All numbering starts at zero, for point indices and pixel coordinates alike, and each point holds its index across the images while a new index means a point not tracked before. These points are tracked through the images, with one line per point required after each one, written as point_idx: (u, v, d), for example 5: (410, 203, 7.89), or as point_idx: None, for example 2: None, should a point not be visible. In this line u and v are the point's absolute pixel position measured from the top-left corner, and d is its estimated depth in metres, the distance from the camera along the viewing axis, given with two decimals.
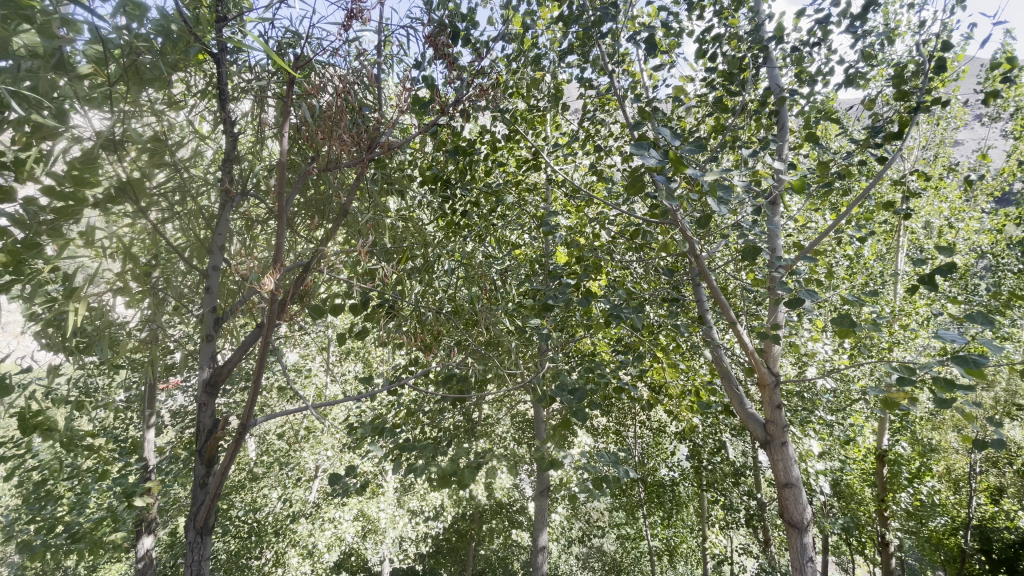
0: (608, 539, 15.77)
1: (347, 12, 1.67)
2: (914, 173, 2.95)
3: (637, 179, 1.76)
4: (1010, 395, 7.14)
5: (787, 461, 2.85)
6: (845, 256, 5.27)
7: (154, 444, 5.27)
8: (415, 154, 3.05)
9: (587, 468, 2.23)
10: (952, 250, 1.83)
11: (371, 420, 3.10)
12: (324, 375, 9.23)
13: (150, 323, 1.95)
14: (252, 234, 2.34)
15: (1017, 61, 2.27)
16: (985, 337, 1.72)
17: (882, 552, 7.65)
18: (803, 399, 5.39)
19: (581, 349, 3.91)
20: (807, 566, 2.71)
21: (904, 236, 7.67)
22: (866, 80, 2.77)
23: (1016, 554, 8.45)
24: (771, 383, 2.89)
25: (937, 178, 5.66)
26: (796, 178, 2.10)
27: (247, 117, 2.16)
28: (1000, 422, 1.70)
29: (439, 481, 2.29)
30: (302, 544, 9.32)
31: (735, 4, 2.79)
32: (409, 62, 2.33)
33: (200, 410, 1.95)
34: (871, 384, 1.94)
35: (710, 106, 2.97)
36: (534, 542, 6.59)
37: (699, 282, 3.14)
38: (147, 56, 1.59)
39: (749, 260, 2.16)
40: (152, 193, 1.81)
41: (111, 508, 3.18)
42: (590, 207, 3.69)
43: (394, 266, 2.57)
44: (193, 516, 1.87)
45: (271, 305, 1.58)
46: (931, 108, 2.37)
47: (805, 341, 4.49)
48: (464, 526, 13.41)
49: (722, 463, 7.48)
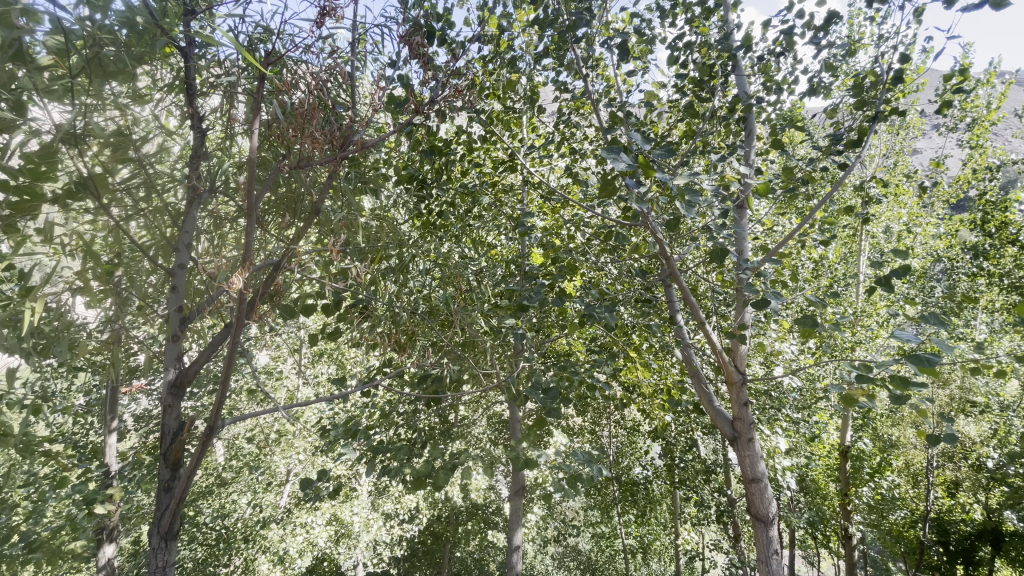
0: (583, 540, 15.86)
1: (319, 9, 1.65)
2: (874, 179, 3.07)
3: (609, 182, 1.78)
4: (963, 392, 7.50)
5: (754, 457, 2.92)
6: (809, 260, 5.54)
7: (116, 450, 5.01)
8: (390, 153, 3.03)
9: (561, 468, 2.21)
10: (907, 254, 1.91)
11: (345, 423, 3.05)
12: (296, 378, 9.08)
13: (111, 323, 1.87)
14: (221, 234, 2.29)
15: (970, 74, 2.38)
16: (938, 337, 1.79)
17: (844, 544, 7.90)
18: (770, 398, 5.57)
19: (557, 350, 3.92)
20: (773, 558, 2.80)
21: (866, 241, 7.96)
22: (828, 90, 2.89)
23: (971, 545, 8.72)
24: (738, 382, 2.97)
25: (896, 184, 5.88)
26: (761, 182, 2.20)
27: (216, 112, 2.10)
28: (954, 418, 1.77)
29: (413, 483, 2.28)
30: (273, 550, 9.07)
31: (705, 13, 2.87)
32: (384, 60, 2.32)
33: (165, 413, 1.89)
34: (830, 384, 2.03)
35: (681, 112, 3.04)
36: (509, 542, 6.62)
37: (671, 284, 3.20)
38: (111, 48, 1.55)
39: (717, 261, 2.21)
40: (115, 189, 1.76)
41: (71, 516, 3.05)
42: (566, 209, 3.72)
43: (368, 266, 2.53)
44: (157, 522, 1.81)
45: (240, 304, 1.54)
46: (889, 118, 2.48)
47: (771, 341, 4.63)
48: (439, 528, 13.34)
49: (694, 461, 7.61)
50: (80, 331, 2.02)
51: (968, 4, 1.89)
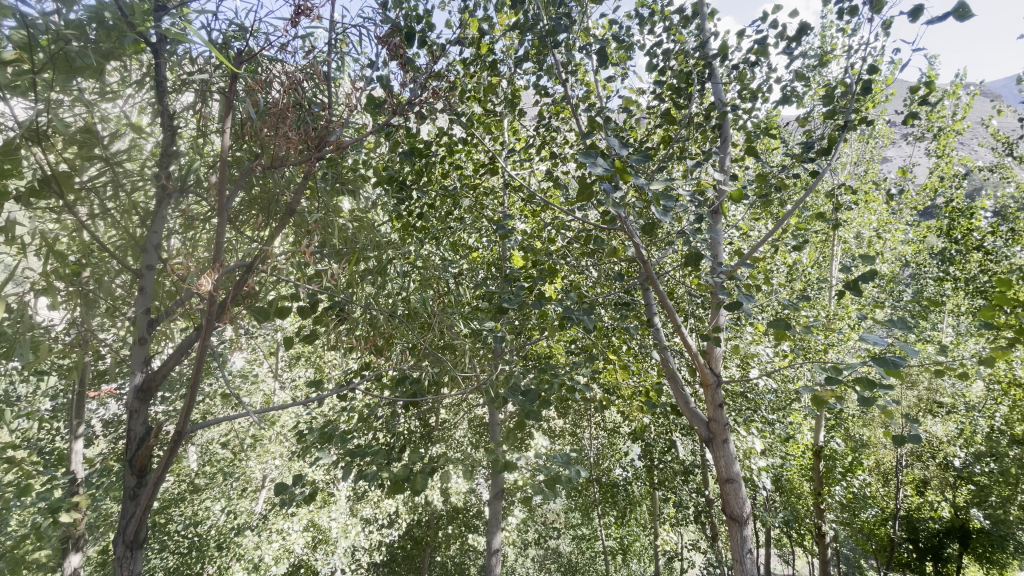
0: (564, 542, 15.89)
1: (293, 8, 1.64)
2: (844, 186, 3.15)
3: (586, 187, 1.80)
4: (931, 393, 7.75)
5: (729, 458, 2.97)
6: (783, 265, 5.68)
7: (83, 457, 4.82)
8: (370, 154, 3.00)
9: (540, 470, 2.17)
10: (874, 261, 1.95)
11: (322, 426, 2.99)
12: (273, 382, 8.95)
13: (77, 324, 1.82)
14: (193, 234, 2.23)
15: (935, 86, 2.46)
16: (905, 340, 1.82)
17: (819, 543, 8.06)
18: (746, 400, 5.67)
19: (537, 353, 3.92)
20: (747, 557, 2.84)
21: (839, 246, 8.18)
22: (800, 99, 2.96)
23: (940, 542, 9.37)
24: (713, 383, 3.01)
25: (866, 191, 6.05)
26: (735, 187, 2.24)
27: (188, 110, 2.05)
28: (918, 418, 1.79)
29: (391, 488, 2.23)
30: (248, 558, 8.81)
31: (683, 22, 2.92)
32: (362, 60, 2.29)
33: (132, 418, 1.84)
34: (800, 385, 2.07)
35: (659, 118, 3.08)
36: (489, 545, 6.58)
37: (649, 287, 3.24)
38: (77, 44, 1.50)
39: (691, 264, 2.28)
40: (82, 188, 1.72)
41: (35, 524, 2.92)
42: (546, 213, 3.74)
43: (345, 268, 2.49)
44: (122, 530, 1.75)
45: (210, 306, 1.51)
46: (858, 127, 2.55)
47: (747, 344, 4.72)
48: (419, 533, 13.25)
49: (673, 462, 7.69)
50: (43, 333, 1.96)
51: (933, 17, 1.97)
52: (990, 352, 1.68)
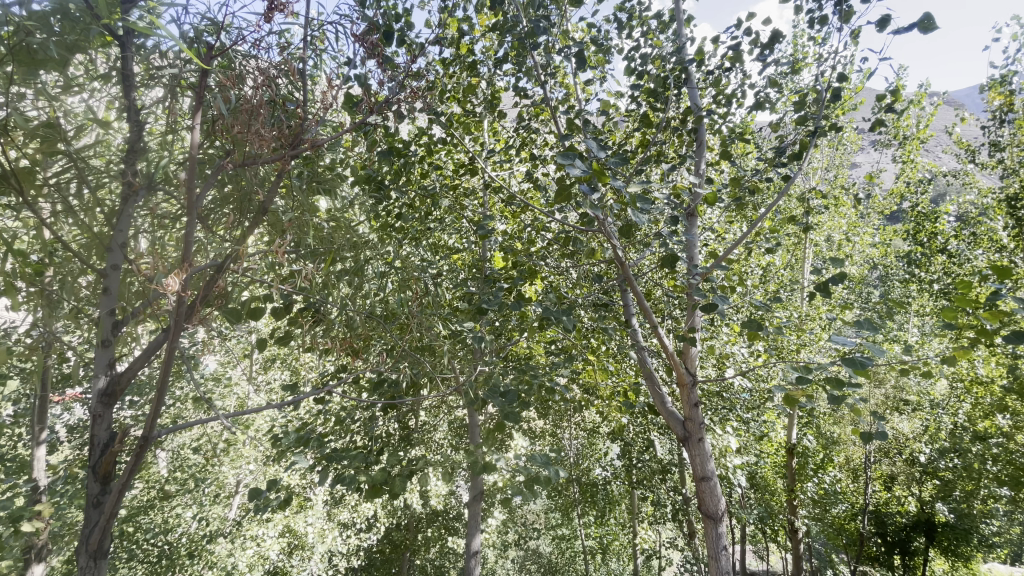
0: (544, 541, 15.85)
1: (267, 4, 1.61)
2: (815, 189, 3.23)
3: (564, 188, 1.81)
4: (897, 391, 7.99)
5: (704, 456, 3.01)
6: (757, 266, 5.80)
7: (46, 463, 4.62)
8: (347, 154, 2.96)
9: (519, 470, 2.14)
10: (844, 263, 2.00)
11: (298, 429, 2.92)
12: (247, 385, 8.80)
13: (38, 326, 1.75)
14: (162, 234, 2.16)
15: (901, 94, 2.53)
16: (873, 340, 1.86)
17: (792, 538, 8.24)
18: (721, 399, 5.79)
19: (517, 353, 3.92)
20: (721, 553, 2.88)
21: (810, 248, 8.42)
22: (773, 105, 3.03)
23: (907, 536, 9.55)
24: (689, 383, 3.06)
25: (834, 195, 6.23)
26: (709, 189, 2.29)
27: (157, 106, 1.98)
28: (885, 415, 1.84)
29: (368, 492, 2.19)
30: (220, 566, 8.65)
31: (661, 27, 2.97)
32: (341, 58, 2.25)
33: (94, 423, 1.77)
34: (773, 384, 2.10)
35: (638, 121, 3.12)
36: (467, 547, 6.56)
37: (627, 289, 3.28)
38: (38, 35, 1.45)
39: (667, 265, 2.30)
40: (43, 184, 1.65)
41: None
42: (526, 214, 3.75)
43: (320, 268, 2.44)
44: (85, 540, 1.68)
45: (178, 308, 1.46)
46: (827, 132, 2.61)
47: (721, 344, 4.82)
48: (399, 536, 12.44)
49: (650, 461, 7.79)
50: (3, 336, 1.89)
51: (900, 27, 2.03)
52: (953, 351, 1.74)
